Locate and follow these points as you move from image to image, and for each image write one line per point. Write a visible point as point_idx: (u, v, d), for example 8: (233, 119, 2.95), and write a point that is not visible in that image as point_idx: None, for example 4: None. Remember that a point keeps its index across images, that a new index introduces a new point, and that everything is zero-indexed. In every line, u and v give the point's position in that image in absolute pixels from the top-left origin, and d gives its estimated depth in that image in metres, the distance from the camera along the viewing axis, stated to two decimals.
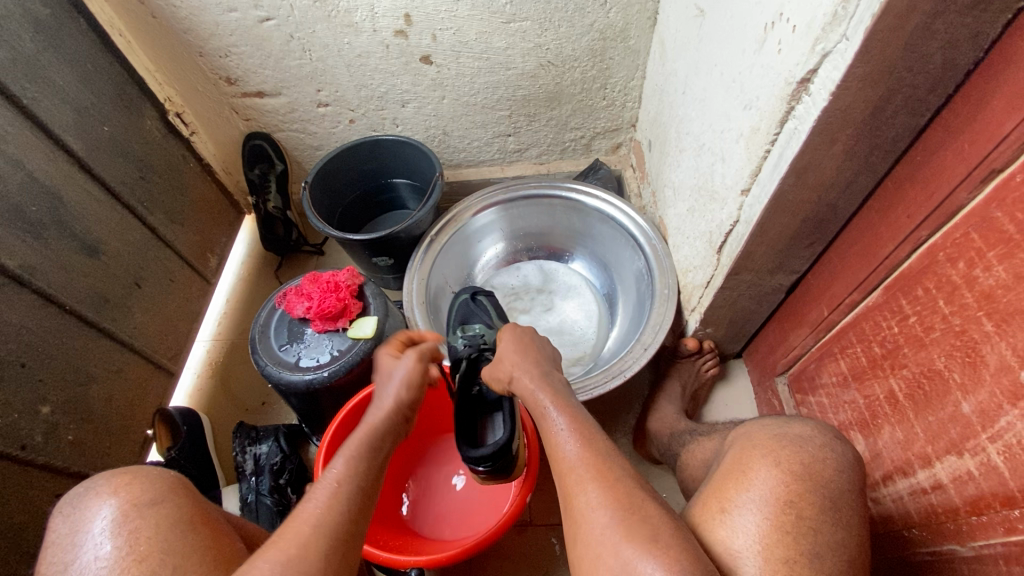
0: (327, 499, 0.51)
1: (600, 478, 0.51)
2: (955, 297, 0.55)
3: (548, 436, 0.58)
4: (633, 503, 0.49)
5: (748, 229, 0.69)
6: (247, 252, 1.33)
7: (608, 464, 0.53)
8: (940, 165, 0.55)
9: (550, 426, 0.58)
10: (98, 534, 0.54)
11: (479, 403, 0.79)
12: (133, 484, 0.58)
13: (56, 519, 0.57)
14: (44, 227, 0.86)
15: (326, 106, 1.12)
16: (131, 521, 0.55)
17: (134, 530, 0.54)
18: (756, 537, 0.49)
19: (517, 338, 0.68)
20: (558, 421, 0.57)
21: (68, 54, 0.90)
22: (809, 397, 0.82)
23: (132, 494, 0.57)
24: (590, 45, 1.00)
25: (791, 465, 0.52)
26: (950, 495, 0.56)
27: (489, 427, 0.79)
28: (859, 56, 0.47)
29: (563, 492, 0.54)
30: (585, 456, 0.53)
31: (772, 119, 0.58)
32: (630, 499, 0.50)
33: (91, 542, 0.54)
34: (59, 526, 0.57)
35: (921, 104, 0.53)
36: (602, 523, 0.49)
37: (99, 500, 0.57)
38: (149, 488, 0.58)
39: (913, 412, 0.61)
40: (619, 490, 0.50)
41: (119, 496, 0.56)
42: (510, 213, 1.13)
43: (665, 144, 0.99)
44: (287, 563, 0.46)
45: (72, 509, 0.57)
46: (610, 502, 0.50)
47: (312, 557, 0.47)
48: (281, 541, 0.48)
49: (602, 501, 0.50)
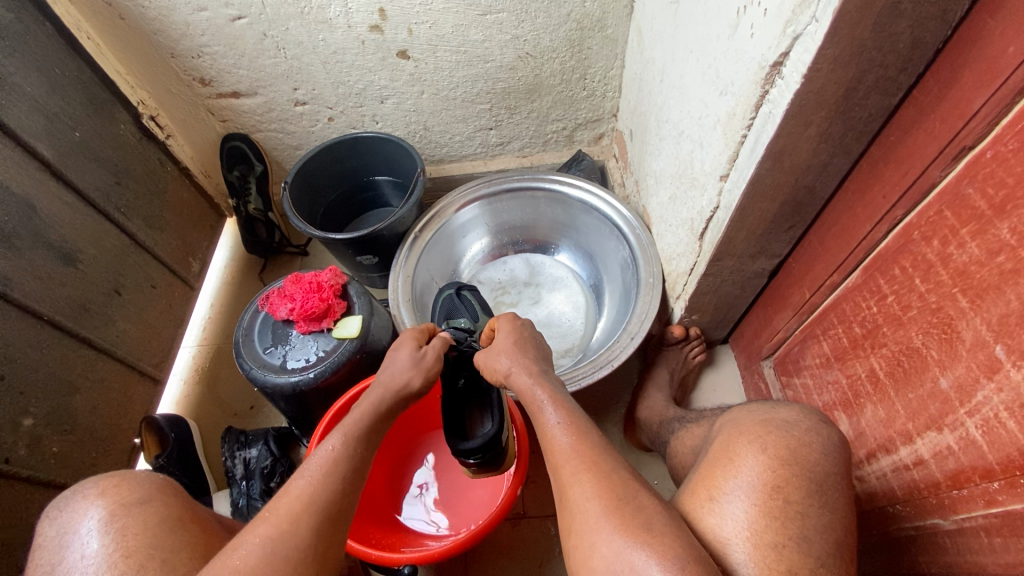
0: (317, 474, 0.52)
1: (594, 470, 0.51)
2: (931, 275, 0.55)
3: (541, 430, 0.57)
4: (625, 494, 0.49)
5: (728, 214, 0.69)
6: (230, 255, 1.32)
7: (601, 456, 0.53)
8: (913, 144, 0.55)
9: (545, 420, 0.57)
10: (86, 534, 0.53)
11: (467, 396, 0.77)
12: (121, 484, 0.57)
13: (44, 522, 0.56)
14: (17, 236, 0.84)
15: (304, 105, 1.11)
16: (119, 520, 0.54)
17: (122, 528, 0.53)
18: (745, 523, 0.49)
19: (509, 331, 0.68)
20: (552, 416, 0.57)
21: (34, 59, 0.88)
22: (795, 380, 0.83)
23: (120, 494, 0.56)
24: (568, 36, 1.00)
25: (779, 450, 0.52)
26: (931, 470, 0.57)
27: (478, 419, 0.75)
28: (829, 37, 0.47)
29: (558, 484, 0.53)
30: (580, 449, 0.53)
31: (748, 104, 0.58)
32: (623, 489, 0.50)
33: (79, 541, 0.53)
34: (46, 528, 0.56)
35: (892, 83, 0.53)
36: (594, 512, 0.49)
37: (86, 500, 0.56)
38: (136, 488, 0.57)
39: (895, 390, 0.62)
40: (612, 480, 0.50)
41: (106, 496, 0.56)
42: (493, 207, 1.13)
43: (645, 133, 0.99)
44: (276, 538, 0.47)
45: (59, 510, 0.56)
46: (604, 491, 0.50)
47: (300, 530, 0.48)
48: (272, 515, 0.49)
49: (595, 491, 0.50)
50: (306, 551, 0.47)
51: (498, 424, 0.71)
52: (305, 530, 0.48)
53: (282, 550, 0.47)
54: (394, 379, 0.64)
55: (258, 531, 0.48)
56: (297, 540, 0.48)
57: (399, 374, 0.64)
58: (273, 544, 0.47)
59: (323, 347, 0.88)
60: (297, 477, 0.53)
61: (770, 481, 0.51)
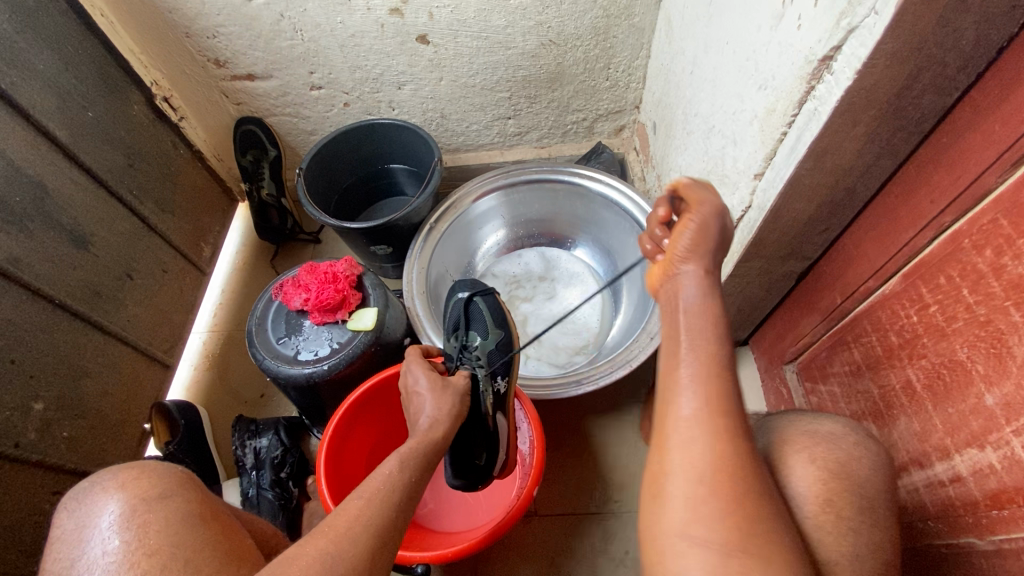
0: (367, 492, 0.51)
1: (716, 432, 0.45)
2: (981, 285, 0.53)
3: (666, 365, 0.49)
4: (740, 473, 0.44)
5: (761, 215, 0.66)
6: (242, 240, 1.30)
7: (725, 448, 0.45)
8: (967, 147, 0.53)
9: (673, 363, 0.49)
10: (106, 529, 0.52)
11: (477, 429, 0.72)
12: (142, 476, 0.56)
13: (61, 514, 0.55)
14: (29, 218, 0.82)
15: (319, 89, 1.08)
16: (141, 515, 0.52)
17: (143, 525, 0.52)
18: (802, 533, 0.48)
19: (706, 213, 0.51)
20: (684, 361, 0.48)
21: (48, 37, 0.86)
22: (820, 386, 0.81)
23: (140, 487, 0.55)
24: (593, 23, 0.97)
25: (827, 462, 0.50)
26: (969, 488, 0.55)
27: (483, 449, 0.73)
28: (889, 31, 0.44)
29: (662, 456, 0.47)
30: (705, 402, 0.46)
31: (790, 100, 0.56)
32: (743, 470, 0.44)
33: (99, 537, 0.52)
34: (65, 521, 0.54)
35: (950, 82, 0.50)
36: (705, 508, 0.43)
37: (105, 493, 0.54)
38: (157, 480, 0.56)
39: (932, 403, 0.60)
40: (737, 477, 0.44)
41: (126, 489, 0.54)
42: (512, 199, 1.10)
43: (671, 127, 0.96)
44: (329, 558, 0.45)
45: (78, 502, 0.55)
46: (719, 492, 0.43)
47: (352, 551, 0.46)
48: (331, 531, 0.47)
49: (711, 485, 0.43)
50: (356, 565, 0.46)
51: (493, 462, 0.72)
52: (353, 548, 0.46)
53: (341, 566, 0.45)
54: (435, 412, 0.63)
55: (317, 545, 0.46)
56: (347, 554, 0.46)
57: (435, 408, 0.64)
58: (332, 559, 0.45)
59: (337, 338, 0.87)
60: (353, 495, 0.51)
61: (821, 494, 0.49)
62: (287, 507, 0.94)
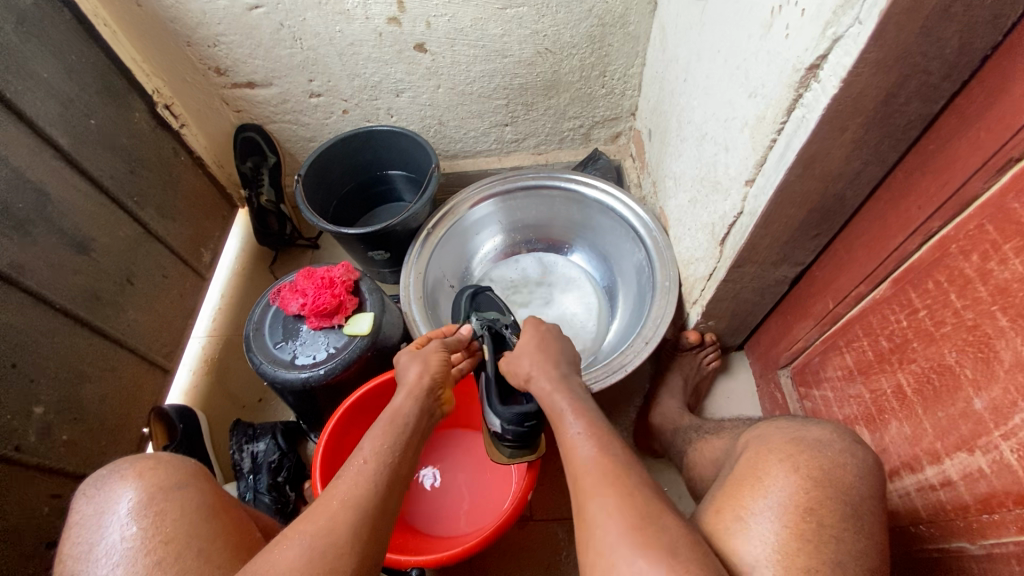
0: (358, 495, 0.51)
1: (608, 462, 0.52)
2: (968, 290, 0.53)
3: (563, 438, 0.57)
4: (651, 513, 0.47)
5: (753, 220, 0.67)
6: (241, 246, 1.31)
7: (624, 469, 0.51)
8: (953, 155, 0.53)
9: (566, 430, 0.57)
10: (123, 516, 0.52)
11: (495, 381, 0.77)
12: (158, 467, 0.56)
13: (80, 500, 0.55)
14: (31, 224, 0.83)
15: (318, 97, 1.10)
16: (156, 504, 0.53)
17: (160, 513, 0.52)
18: (774, 544, 0.47)
19: (533, 334, 0.71)
20: (572, 426, 0.57)
21: (53, 46, 0.88)
22: (814, 391, 0.81)
23: (156, 477, 0.55)
24: (588, 32, 0.98)
25: (810, 470, 0.51)
26: (959, 492, 0.55)
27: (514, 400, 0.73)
28: (873, 40, 0.45)
29: (577, 495, 0.52)
30: (595, 445, 0.54)
31: (779, 108, 0.57)
32: (645, 490, 0.49)
33: (116, 524, 0.52)
34: (83, 506, 0.55)
35: (935, 90, 0.51)
36: (615, 527, 0.47)
37: (123, 481, 0.55)
38: (173, 471, 0.56)
39: (923, 408, 0.60)
40: (640, 495, 0.48)
41: (143, 478, 0.55)
42: (509, 205, 1.11)
43: (665, 134, 0.97)
44: (316, 534, 0.46)
45: (96, 489, 0.55)
46: (626, 508, 0.48)
47: (339, 527, 0.47)
48: (318, 514, 0.48)
49: (618, 507, 0.48)
50: (341, 544, 0.46)
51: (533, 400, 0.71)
52: (341, 529, 0.47)
53: (319, 546, 0.45)
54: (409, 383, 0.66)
55: (300, 530, 0.47)
56: (333, 535, 0.46)
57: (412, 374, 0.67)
58: (311, 541, 0.46)
59: (334, 343, 0.87)
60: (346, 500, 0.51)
61: (802, 503, 0.49)
62: (284, 511, 0.94)
